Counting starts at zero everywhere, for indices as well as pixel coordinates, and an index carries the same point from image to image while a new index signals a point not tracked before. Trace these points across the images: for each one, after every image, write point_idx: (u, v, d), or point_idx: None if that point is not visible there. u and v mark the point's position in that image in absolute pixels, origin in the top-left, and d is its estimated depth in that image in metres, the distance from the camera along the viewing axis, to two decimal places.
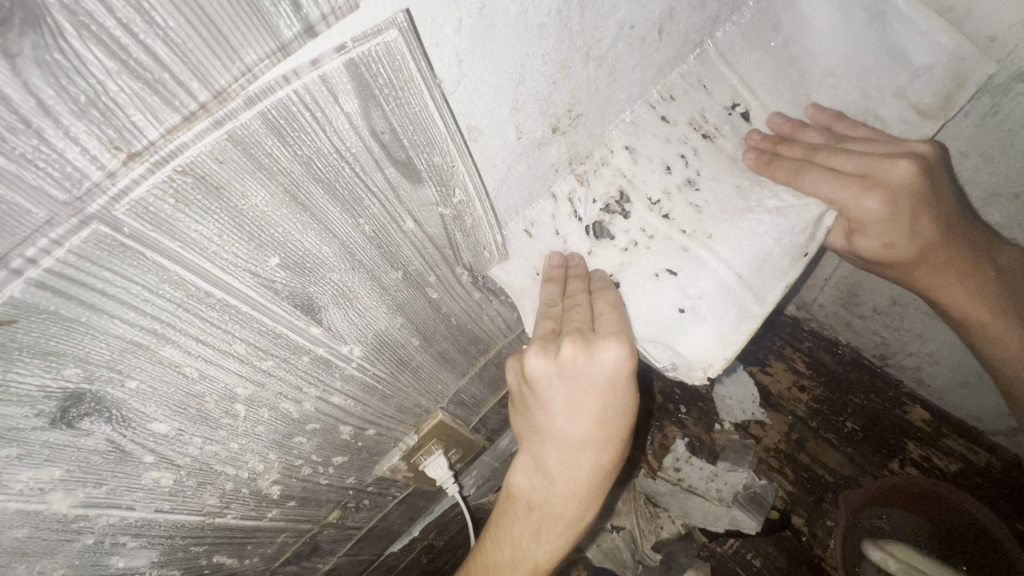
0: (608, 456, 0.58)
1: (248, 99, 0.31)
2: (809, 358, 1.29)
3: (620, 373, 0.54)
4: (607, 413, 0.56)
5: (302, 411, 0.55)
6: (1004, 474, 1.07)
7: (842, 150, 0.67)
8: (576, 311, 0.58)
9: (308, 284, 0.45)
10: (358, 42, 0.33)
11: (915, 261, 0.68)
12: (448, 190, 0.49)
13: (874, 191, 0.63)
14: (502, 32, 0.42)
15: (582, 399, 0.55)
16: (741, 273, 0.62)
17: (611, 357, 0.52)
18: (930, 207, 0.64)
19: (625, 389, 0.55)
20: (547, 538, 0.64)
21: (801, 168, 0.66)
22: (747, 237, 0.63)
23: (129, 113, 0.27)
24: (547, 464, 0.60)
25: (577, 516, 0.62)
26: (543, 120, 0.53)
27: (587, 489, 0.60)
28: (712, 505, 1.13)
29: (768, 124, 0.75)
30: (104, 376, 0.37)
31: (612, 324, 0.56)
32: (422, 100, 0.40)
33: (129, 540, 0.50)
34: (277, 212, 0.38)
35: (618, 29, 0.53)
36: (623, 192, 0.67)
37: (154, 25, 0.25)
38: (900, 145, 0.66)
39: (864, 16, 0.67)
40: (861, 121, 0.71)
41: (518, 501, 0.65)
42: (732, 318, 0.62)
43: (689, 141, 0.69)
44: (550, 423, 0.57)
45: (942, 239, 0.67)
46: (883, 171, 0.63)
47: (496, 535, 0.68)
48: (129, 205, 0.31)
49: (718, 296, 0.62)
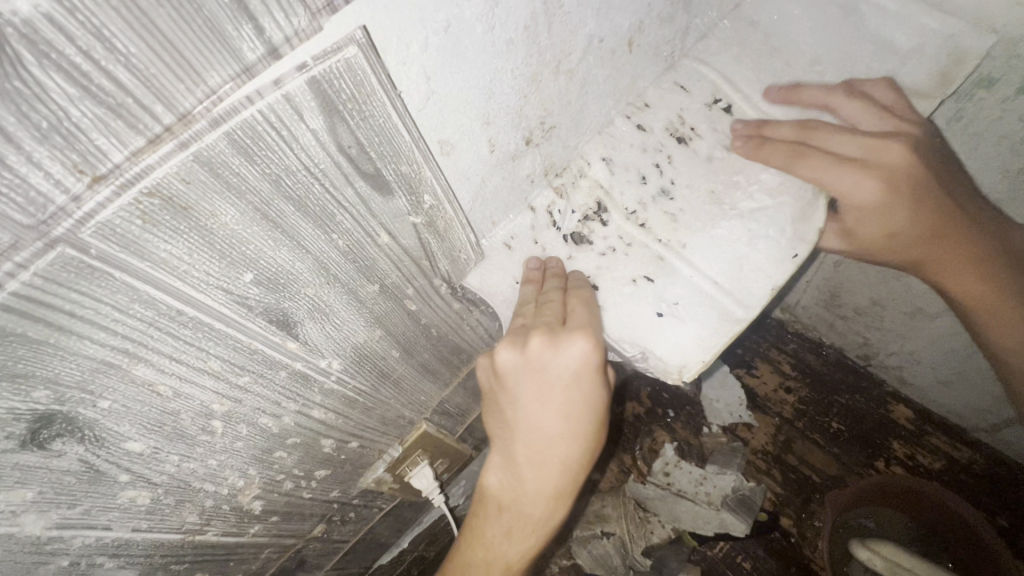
0: (577, 455, 0.58)
1: (213, 120, 0.32)
2: (795, 359, 1.31)
3: (587, 365, 0.54)
4: (576, 408, 0.56)
5: (282, 426, 0.55)
6: (986, 470, 1.10)
7: (840, 129, 0.64)
8: (548, 305, 0.59)
9: (282, 299, 0.45)
10: (319, 60, 0.34)
11: (913, 243, 0.67)
12: (417, 198, 0.49)
13: (872, 177, 0.62)
14: (470, 49, 0.43)
15: (551, 392, 0.55)
16: (719, 282, 0.62)
17: (579, 347, 0.53)
18: (925, 190, 0.64)
19: (593, 383, 0.56)
20: (517, 538, 0.63)
21: (798, 154, 0.63)
22: (722, 249, 0.63)
23: (93, 138, 0.28)
24: (517, 464, 0.60)
25: (547, 518, 0.62)
26: (515, 131, 0.54)
27: (555, 492, 0.59)
28: (701, 509, 1.12)
29: (763, 97, 0.70)
30: (75, 397, 0.37)
31: (584, 318, 0.57)
32: (386, 112, 0.40)
33: (104, 561, 0.50)
34: (248, 230, 0.39)
35: (587, 42, 0.54)
36: (601, 203, 0.67)
37: (115, 52, 0.26)
38: (901, 120, 0.64)
39: (838, 11, 0.66)
40: (874, 83, 0.66)
41: (490, 501, 0.64)
42: (712, 320, 0.61)
43: (664, 149, 0.67)
44: (521, 419, 0.58)
45: (942, 222, 0.66)
46: (881, 152, 0.63)
47: (470, 540, 0.68)
48: (95, 227, 0.31)
49: (698, 301, 0.62)
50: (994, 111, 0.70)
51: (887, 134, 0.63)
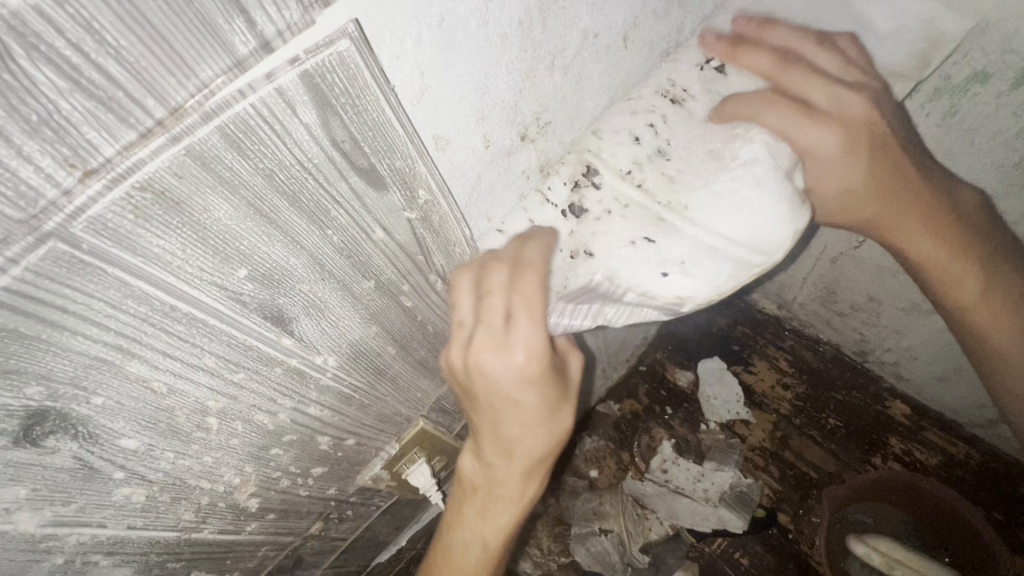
0: (541, 447, 0.57)
1: (205, 114, 0.32)
2: (792, 355, 1.31)
3: (527, 376, 0.51)
4: (529, 414, 0.54)
5: (278, 423, 0.54)
6: (981, 466, 1.10)
7: (801, 75, 0.57)
8: (487, 306, 0.50)
9: (277, 295, 0.45)
10: (312, 53, 0.34)
11: (875, 210, 0.62)
12: (412, 192, 0.48)
13: (833, 127, 0.56)
14: (464, 44, 0.42)
15: (500, 404, 0.53)
16: (731, 234, 0.53)
17: (516, 361, 0.50)
18: (887, 154, 0.60)
19: (540, 388, 0.53)
20: (492, 520, 0.63)
21: (762, 102, 0.56)
22: (730, 200, 0.53)
23: (83, 132, 0.28)
24: (484, 455, 0.59)
25: (520, 498, 0.62)
26: (510, 127, 0.53)
27: (525, 476, 0.59)
28: (699, 505, 1.15)
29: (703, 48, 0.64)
30: (67, 393, 0.37)
31: (527, 326, 0.50)
32: (379, 107, 0.39)
33: (100, 558, 0.50)
34: (242, 225, 0.39)
35: (582, 37, 0.54)
36: (590, 167, 0.60)
37: (105, 44, 0.26)
38: (855, 74, 0.59)
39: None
40: (845, 35, 0.61)
41: (466, 484, 0.65)
42: (728, 269, 0.54)
43: (656, 109, 0.62)
44: (479, 420, 0.57)
45: (903, 190, 0.62)
46: (839, 105, 0.57)
47: (450, 520, 0.68)
48: (87, 222, 0.31)
49: (709, 253, 0.54)
50: (991, 105, 0.70)
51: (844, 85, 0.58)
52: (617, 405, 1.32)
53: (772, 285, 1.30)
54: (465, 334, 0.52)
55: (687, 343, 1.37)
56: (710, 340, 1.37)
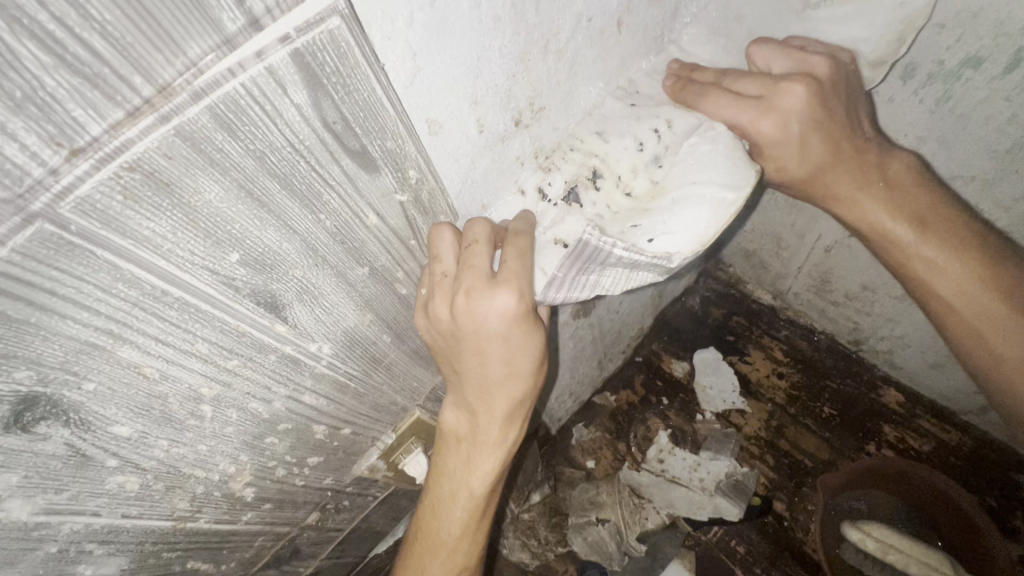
0: (524, 388, 0.56)
1: (194, 94, 0.31)
2: (787, 346, 1.31)
3: (516, 319, 0.50)
4: (516, 357, 0.53)
5: (273, 411, 0.54)
6: (974, 452, 1.11)
7: (747, 73, 0.62)
8: (474, 253, 0.51)
9: (270, 281, 0.44)
10: (302, 32, 0.33)
11: (816, 184, 0.65)
12: (404, 174, 0.47)
13: (768, 114, 0.59)
14: (457, 26, 0.42)
15: (487, 349, 0.51)
16: (699, 179, 0.55)
17: (502, 305, 0.48)
18: (819, 125, 0.60)
19: (529, 334, 0.52)
20: (478, 465, 0.62)
21: (706, 92, 0.61)
22: (693, 160, 0.57)
23: (69, 109, 0.27)
24: (468, 402, 0.58)
25: (501, 441, 0.60)
26: (504, 113, 0.53)
27: (506, 419, 0.58)
28: (695, 494, 1.15)
29: (672, 65, 0.67)
30: (59, 379, 0.37)
31: (515, 270, 0.50)
32: (370, 87, 0.39)
33: (94, 548, 0.49)
34: (233, 209, 0.38)
35: (576, 22, 0.53)
36: (596, 172, 0.61)
37: (90, 19, 0.25)
38: (808, 63, 0.60)
39: (800, 31, 0.65)
40: (803, 38, 0.64)
41: (450, 435, 0.64)
42: (705, 213, 0.53)
43: (660, 115, 0.62)
44: (463, 368, 0.55)
45: (832, 158, 0.62)
46: (777, 94, 0.59)
47: (436, 471, 0.67)
48: (74, 202, 0.31)
49: (682, 204, 0.54)
50: (983, 90, 0.70)
51: (788, 76, 0.60)
52: (613, 396, 1.32)
53: (767, 275, 1.30)
54: (448, 284, 0.52)
55: (683, 333, 1.38)
56: (705, 330, 1.37)
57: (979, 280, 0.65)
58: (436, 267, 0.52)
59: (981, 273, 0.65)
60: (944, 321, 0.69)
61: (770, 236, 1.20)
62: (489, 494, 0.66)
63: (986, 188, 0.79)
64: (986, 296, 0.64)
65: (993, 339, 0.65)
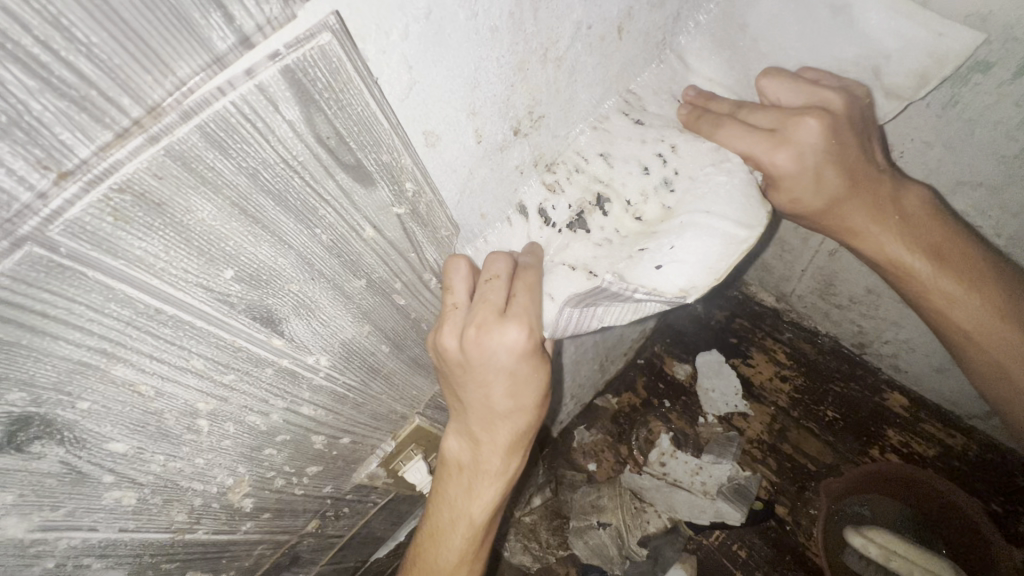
0: (527, 419, 0.56)
1: (184, 113, 0.31)
2: (790, 349, 1.30)
3: (526, 355, 0.49)
4: (520, 390, 0.52)
5: (270, 423, 0.54)
6: (980, 457, 1.10)
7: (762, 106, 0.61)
8: (490, 287, 0.51)
9: (266, 296, 0.44)
10: (292, 48, 0.32)
11: (830, 215, 0.63)
12: (400, 187, 0.46)
13: (781, 146, 0.57)
14: (453, 37, 0.41)
15: (491, 381, 0.51)
16: (713, 209, 0.55)
17: (511, 340, 0.48)
18: (834, 157, 0.58)
19: (536, 368, 0.51)
20: (479, 493, 0.62)
21: (720, 122, 0.60)
22: (707, 188, 0.57)
23: (56, 132, 0.27)
24: (471, 431, 0.58)
25: (503, 469, 0.60)
26: (503, 122, 0.52)
27: (510, 449, 0.58)
28: (696, 497, 1.14)
29: (686, 93, 0.66)
30: (52, 399, 0.37)
31: (526, 306, 0.50)
32: (364, 100, 0.38)
33: (93, 561, 0.49)
34: (226, 226, 0.38)
35: (575, 30, 0.52)
36: (600, 197, 0.61)
37: (75, 41, 0.25)
38: (823, 96, 0.59)
39: (828, 12, 0.60)
40: (818, 67, 0.63)
41: (450, 463, 0.63)
42: (716, 247, 0.53)
43: (666, 138, 0.62)
44: (469, 399, 0.54)
45: (847, 189, 0.61)
46: (791, 127, 0.57)
47: (437, 496, 0.66)
48: (63, 226, 0.30)
49: (694, 233, 0.54)
50: (993, 95, 0.68)
51: (802, 108, 0.58)
52: (614, 398, 1.32)
53: (771, 276, 1.28)
54: (459, 316, 0.52)
55: (685, 336, 1.38)
56: (708, 333, 1.37)
57: (995, 311, 0.65)
58: (447, 298, 0.53)
59: (997, 304, 0.65)
60: (955, 343, 0.70)
61: (775, 238, 1.18)
62: (489, 522, 0.66)
63: (995, 193, 0.78)
64: (1003, 325, 0.65)
65: (1010, 366, 0.67)
